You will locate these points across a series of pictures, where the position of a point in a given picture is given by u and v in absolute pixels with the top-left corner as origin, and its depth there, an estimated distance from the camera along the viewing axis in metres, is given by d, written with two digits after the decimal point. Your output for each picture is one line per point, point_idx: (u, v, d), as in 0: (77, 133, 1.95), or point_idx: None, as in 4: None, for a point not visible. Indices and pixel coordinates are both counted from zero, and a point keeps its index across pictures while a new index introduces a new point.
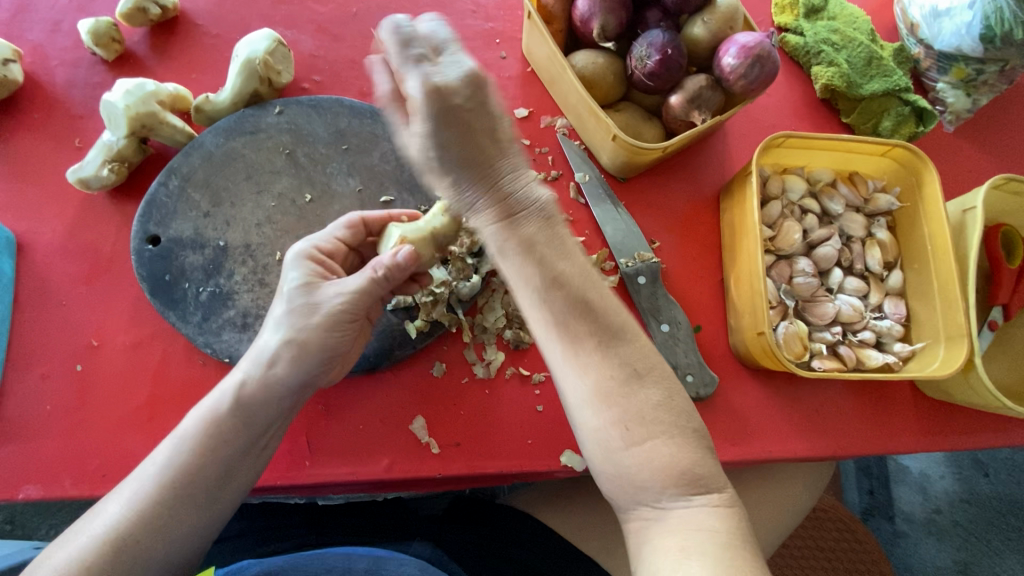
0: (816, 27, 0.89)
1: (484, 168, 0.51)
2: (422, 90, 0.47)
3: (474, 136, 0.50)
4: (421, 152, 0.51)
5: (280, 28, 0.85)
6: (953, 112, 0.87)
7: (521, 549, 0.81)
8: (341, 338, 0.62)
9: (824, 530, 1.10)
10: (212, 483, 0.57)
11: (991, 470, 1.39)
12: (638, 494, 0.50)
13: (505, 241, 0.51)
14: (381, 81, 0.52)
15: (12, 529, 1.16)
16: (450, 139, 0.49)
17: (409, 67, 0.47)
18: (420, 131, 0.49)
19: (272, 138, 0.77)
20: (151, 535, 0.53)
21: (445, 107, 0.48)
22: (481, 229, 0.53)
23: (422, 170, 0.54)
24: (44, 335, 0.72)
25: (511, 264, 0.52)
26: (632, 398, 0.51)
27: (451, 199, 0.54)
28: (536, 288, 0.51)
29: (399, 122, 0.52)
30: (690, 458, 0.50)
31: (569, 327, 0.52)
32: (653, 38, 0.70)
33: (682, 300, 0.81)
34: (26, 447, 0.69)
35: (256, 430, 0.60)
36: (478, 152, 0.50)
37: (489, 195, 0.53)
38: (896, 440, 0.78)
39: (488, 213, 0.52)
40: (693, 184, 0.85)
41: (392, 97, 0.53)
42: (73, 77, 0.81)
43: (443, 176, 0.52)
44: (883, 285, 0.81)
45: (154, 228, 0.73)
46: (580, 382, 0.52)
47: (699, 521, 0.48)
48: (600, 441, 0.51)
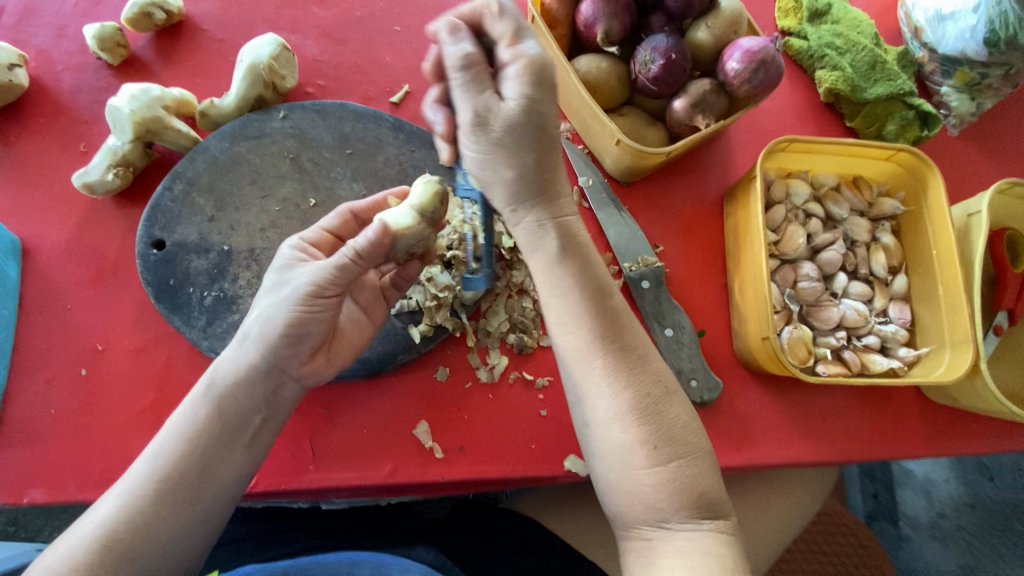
0: (820, 31, 0.89)
1: (553, 160, 0.55)
2: (528, 64, 0.50)
3: (552, 123, 0.53)
4: (511, 117, 0.51)
5: (285, 33, 0.85)
6: (957, 116, 0.88)
7: (525, 553, 0.81)
8: (312, 315, 0.60)
9: (828, 534, 1.09)
10: (194, 479, 0.56)
11: (996, 474, 1.36)
12: (647, 512, 0.51)
13: (561, 239, 0.56)
14: (457, 48, 0.51)
15: (16, 531, 1.17)
16: (542, 114, 0.52)
17: (520, 38, 0.51)
18: (516, 96, 0.51)
19: (276, 143, 0.77)
20: (140, 534, 0.53)
21: (544, 80, 0.51)
22: (542, 223, 0.57)
23: (498, 145, 0.52)
24: (49, 339, 0.73)
25: (563, 268, 0.56)
26: (661, 416, 0.52)
27: (519, 180, 0.54)
28: (588, 290, 0.55)
29: (479, 90, 0.51)
30: (705, 481, 0.52)
31: (609, 331, 0.54)
32: (658, 43, 0.70)
33: (686, 304, 0.81)
34: (30, 451, 0.69)
35: (232, 422, 0.59)
36: (554, 141, 0.54)
37: (542, 186, 0.55)
38: (901, 445, 0.78)
39: (546, 208, 0.57)
40: (697, 189, 0.85)
41: (467, 65, 0.51)
42: (79, 82, 0.81)
43: (521, 151, 0.53)
44: (888, 290, 0.81)
45: (159, 232, 0.73)
46: (612, 398, 0.52)
47: (705, 546, 0.49)
48: (621, 458, 0.52)
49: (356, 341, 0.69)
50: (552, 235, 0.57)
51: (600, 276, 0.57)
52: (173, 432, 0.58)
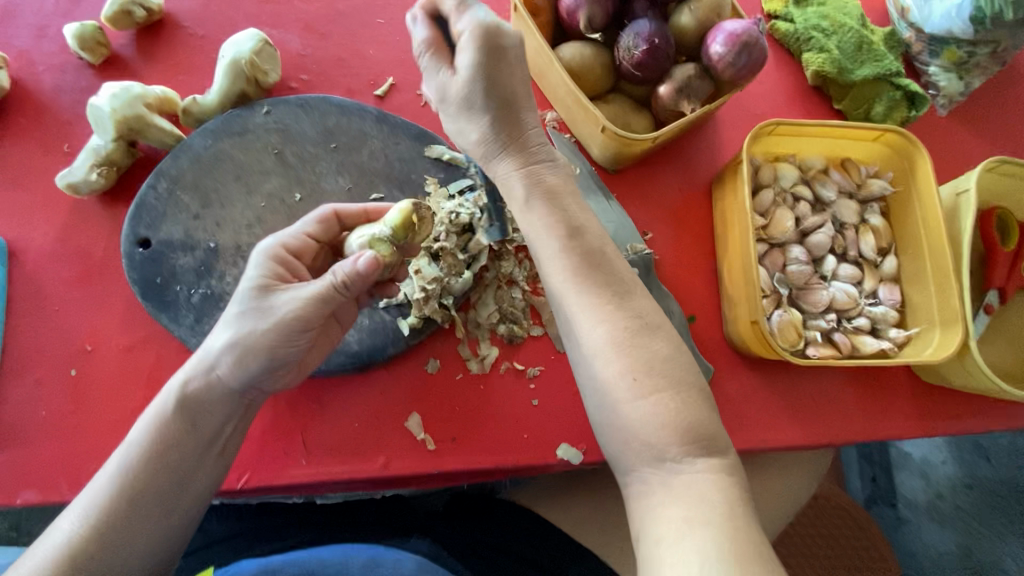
0: (806, 13, 0.88)
1: (516, 115, 0.58)
2: (476, 31, 0.53)
3: (507, 81, 0.56)
4: (461, 91, 0.56)
5: (266, 27, 0.85)
6: (946, 96, 0.87)
7: (522, 544, 0.81)
8: (293, 345, 0.60)
9: (824, 518, 1.10)
10: (169, 489, 0.57)
11: (993, 454, 1.39)
12: (642, 449, 0.51)
13: (532, 186, 0.58)
14: (416, 31, 0.57)
15: (19, 536, 1.17)
16: (491, 78, 0.55)
17: (464, 11, 0.55)
18: (465, 65, 0.54)
19: (260, 138, 0.77)
20: (108, 547, 0.55)
21: (493, 46, 0.54)
22: (513, 172, 0.58)
23: (461, 115, 0.58)
24: (38, 339, 0.73)
25: (538, 212, 0.58)
26: (641, 348, 0.52)
27: (485, 140, 0.58)
28: (561, 228, 0.56)
29: (438, 69, 0.57)
30: (695, 416, 0.51)
31: (584, 267, 0.55)
32: (640, 28, 0.70)
33: (675, 291, 0.81)
34: (23, 452, 0.69)
35: (206, 434, 0.60)
36: (512, 101, 0.57)
37: (509, 143, 0.58)
38: (894, 426, 0.78)
39: (516, 158, 0.59)
40: (685, 174, 0.85)
41: (424, 46, 0.57)
42: (60, 82, 0.81)
43: (479, 113, 0.57)
44: (878, 271, 0.80)
45: (144, 231, 0.73)
46: (593, 331, 0.53)
47: (699, 485, 0.49)
48: (609, 392, 0.52)
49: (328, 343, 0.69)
50: (520, 182, 0.58)
51: (576, 217, 0.58)
52: (132, 444, 0.58)
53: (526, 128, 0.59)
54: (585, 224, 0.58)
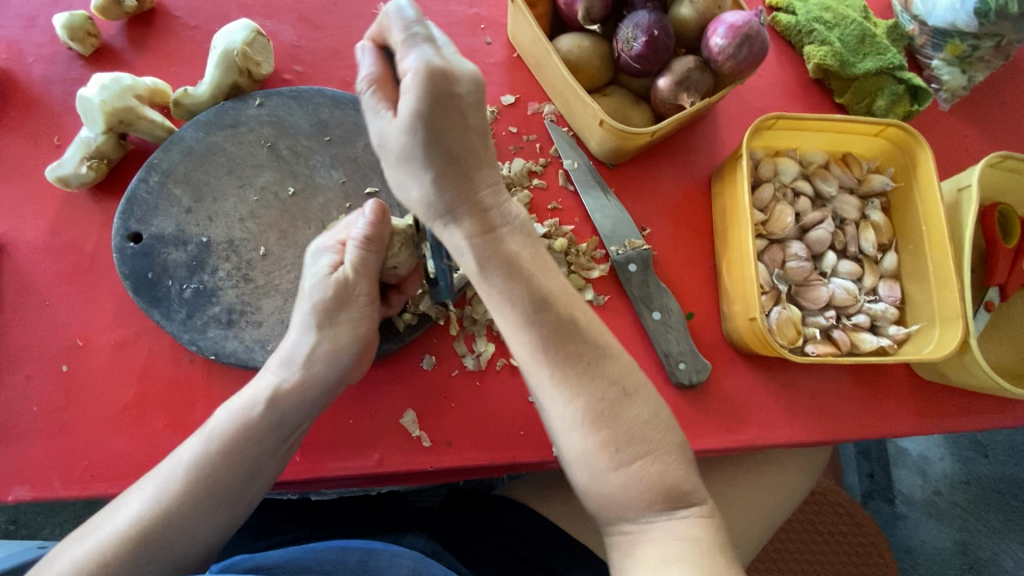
0: (808, 5, 0.87)
1: (468, 176, 0.52)
2: (422, 73, 0.48)
3: (455, 134, 0.50)
4: (406, 138, 0.50)
5: (260, 18, 0.83)
6: (948, 90, 0.86)
7: (517, 539, 0.81)
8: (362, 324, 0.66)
9: (821, 514, 1.09)
10: (240, 482, 0.62)
11: (990, 451, 1.39)
12: (619, 509, 0.53)
13: (485, 257, 0.54)
14: (363, 68, 0.52)
15: (17, 530, 1.17)
16: (436, 129, 0.49)
17: (411, 47, 0.49)
18: (408, 110, 0.48)
19: (253, 131, 0.76)
20: (173, 531, 0.59)
21: (440, 93, 0.48)
22: (465, 243, 0.54)
23: (402, 161, 0.52)
24: (29, 334, 0.72)
25: (494, 284, 0.54)
26: (618, 419, 0.53)
27: (427, 198, 0.53)
28: (525, 303, 0.54)
29: (376, 111, 0.51)
30: (673, 476, 0.53)
31: (552, 342, 0.54)
32: (639, 19, 0.69)
33: (674, 287, 0.80)
34: (14, 448, 0.68)
35: (285, 431, 0.64)
36: (461, 156, 0.51)
37: (456, 206, 0.53)
38: (893, 422, 0.77)
39: (469, 225, 0.53)
40: (684, 169, 0.84)
41: (369, 85, 0.52)
42: (50, 73, 0.80)
43: (421, 166, 0.51)
44: (878, 267, 0.80)
45: (135, 225, 0.72)
46: (567, 407, 0.54)
47: (680, 533, 0.51)
48: (585, 461, 0.54)
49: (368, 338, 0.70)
50: (472, 252, 0.54)
51: (541, 286, 0.55)
52: (212, 437, 0.62)
53: (479, 191, 0.53)
54: (551, 288, 0.56)
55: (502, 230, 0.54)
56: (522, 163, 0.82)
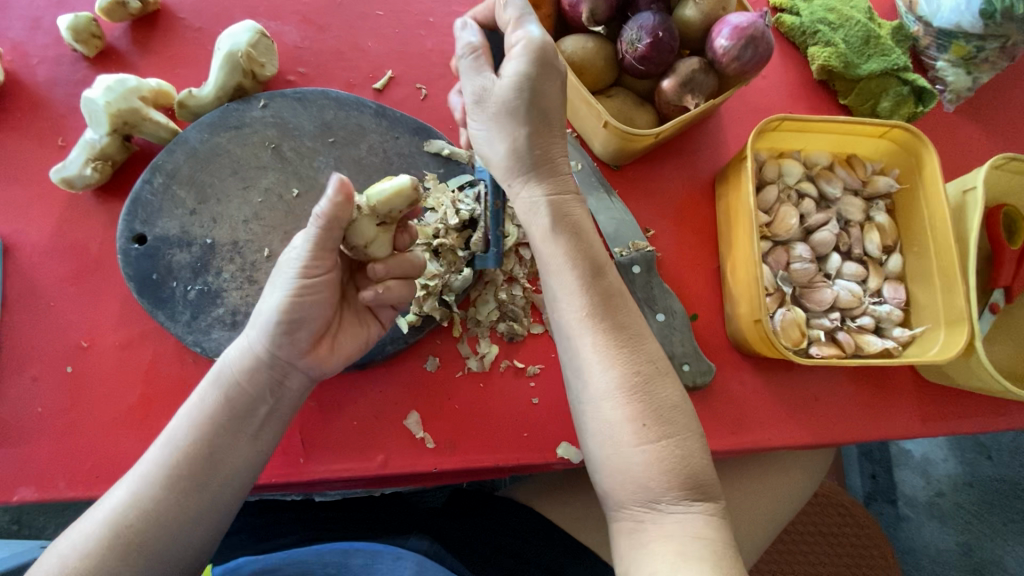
0: (812, 6, 0.87)
1: (548, 140, 0.59)
2: (528, 44, 0.56)
3: (548, 101, 0.58)
4: (505, 96, 0.57)
5: (264, 20, 0.83)
6: (953, 91, 0.85)
7: (522, 540, 0.80)
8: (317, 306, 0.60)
9: (824, 515, 1.09)
10: (204, 468, 0.58)
11: (994, 452, 1.39)
12: (638, 491, 0.52)
13: (557, 213, 0.59)
14: (467, 38, 0.60)
15: (20, 529, 1.17)
16: (536, 93, 0.57)
17: (521, 23, 0.57)
18: (513, 72, 0.56)
19: (257, 133, 0.76)
20: (143, 526, 0.55)
21: (544, 61, 0.56)
22: (537, 200, 0.60)
23: (495, 119, 0.59)
24: (33, 335, 0.72)
25: (558, 243, 0.58)
26: (652, 395, 0.54)
27: (512, 154, 0.59)
28: (583, 265, 0.57)
29: (479, 73, 0.59)
30: (694, 463, 0.53)
31: (602, 309, 0.56)
32: (644, 21, 0.69)
33: (678, 289, 0.80)
34: (19, 449, 0.68)
35: (245, 414, 0.61)
36: (548, 122, 0.59)
37: (539, 163, 0.59)
38: (897, 424, 0.77)
39: (544, 183, 0.60)
40: (688, 170, 0.84)
41: (470, 51, 0.59)
42: (54, 75, 0.80)
43: (514, 124, 0.58)
44: (882, 269, 0.79)
45: (139, 227, 0.72)
46: (605, 374, 0.54)
47: (695, 528, 0.51)
48: (613, 435, 0.54)
49: (361, 337, 0.67)
50: (546, 209, 0.59)
51: (598, 258, 0.59)
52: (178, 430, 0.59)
53: (554, 156, 0.60)
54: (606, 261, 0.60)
55: (569, 195, 0.60)
56: None
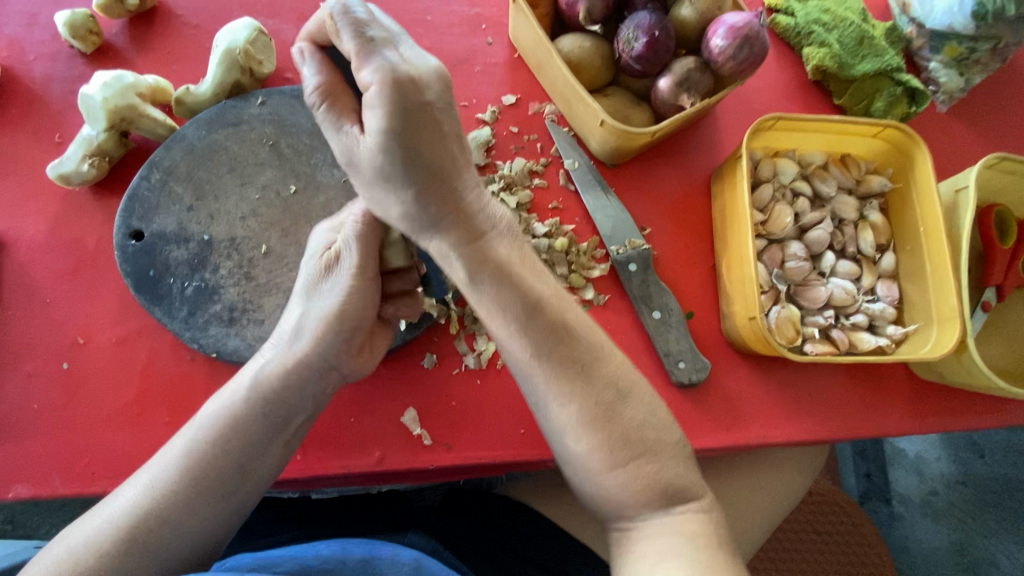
0: (807, 7, 0.88)
1: (448, 186, 0.50)
2: (384, 90, 0.45)
3: (430, 153, 0.48)
4: (372, 157, 0.48)
5: (262, 17, 0.84)
6: (946, 92, 0.87)
7: (520, 538, 0.81)
8: (361, 309, 0.61)
9: (819, 513, 1.10)
10: (230, 474, 0.59)
11: (987, 451, 1.40)
12: (619, 505, 0.55)
13: (474, 267, 0.52)
14: (308, 78, 0.51)
15: (13, 529, 1.17)
16: (410, 148, 0.47)
17: (366, 57, 0.46)
18: (375, 132, 0.47)
19: (254, 130, 0.76)
20: (168, 529, 0.56)
21: (410, 107, 0.46)
22: (447, 253, 0.53)
23: (373, 182, 0.51)
24: (29, 331, 0.72)
25: (484, 292, 0.53)
26: (613, 422, 0.54)
27: (409, 213, 0.52)
28: (512, 312, 0.53)
29: (342, 129, 0.51)
30: (671, 473, 0.55)
31: (545, 347, 0.54)
32: (640, 20, 0.69)
33: (674, 286, 0.80)
34: (14, 446, 0.68)
35: (277, 417, 0.61)
36: (441, 171, 0.49)
37: (441, 218, 0.51)
38: (891, 421, 0.78)
39: (457, 235, 0.52)
40: (685, 169, 0.84)
41: (320, 96, 0.51)
42: (51, 71, 0.80)
43: (396, 186, 0.50)
44: (876, 268, 0.80)
45: (136, 223, 0.72)
46: (562, 409, 0.55)
47: (680, 529, 0.53)
48: (582, 463, 0.55)
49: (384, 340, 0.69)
50: (460, 262, 0.52)
51: (533, 293, 0.54)
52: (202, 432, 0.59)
53: (461, 197, 0.51)
54: (545, 291, 0.55)
55: (486, 236, 0.53)
56: (522, 162, 0.82)
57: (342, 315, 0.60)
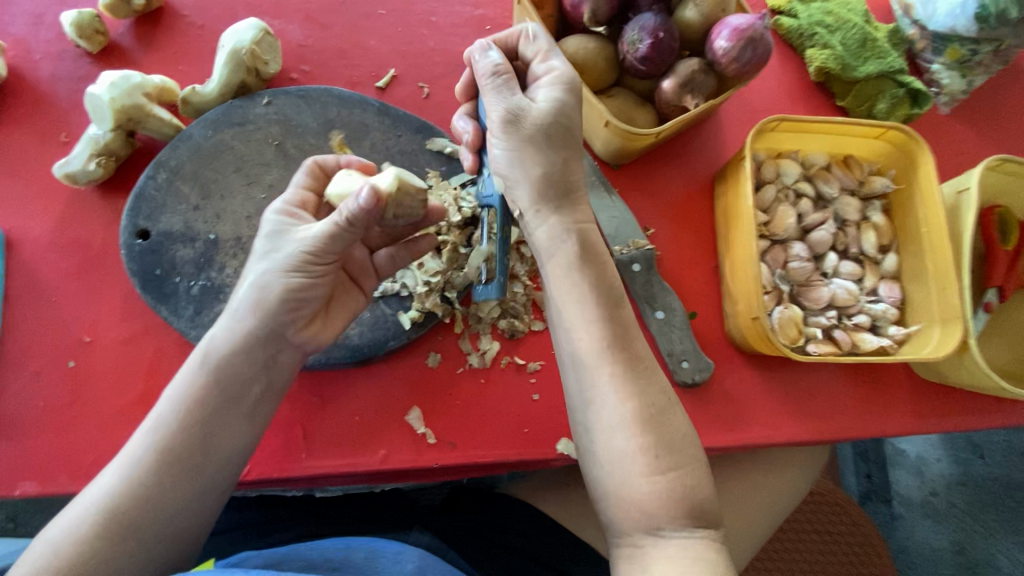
0: (810, 9, 0.88)
1: (573, 163, 0.62)
2: (560, 77, 0.61)
3: (575, 125, 0.62)
4: (541, 118, 0.59)
5: (267, 18, 0.84)
6: (948, 94, 0.87)
7: (522, 537, 0.81)
8: (312, 280, 0.62)
9: (820, 513, 1.10)
10: (196, 449, 0.58)
11: (987, 452, 1.40)
12: (642, 517, 0.53)
13: (580, 238, 0.61)
14: (492, 58, 0.62)
15: (15, 527, 1.17)
16: (568, 119, 0.61)
17: (550, 54, 0.62)
18: (547, 99, 0.60)
19: (260, 129, 0.76)
20: (139, 507, 0.56)
21: (574, 89, 0.62)
22: (565, 227, 0.61)
23: (528, 142, 0.60)
24: (35, 330, 0.72)
25: (581, 274, 0.60)
26: (663, 426, 0.55)
27: (544, 180, 0.61)
28: (604, 297, 0.59)
29: (511, 95, 0.61)
30: (700, 492, 0.54)
31: (619, 339, 0.58)
32: (645, 22, 0.70)
33: (676, 287, 0.81)
34: (21, 444, 0.69)
35: (232, 391, 0.61)
36: (574, 145, 0.62)
37: (566, 192, 0.62)
38: (893, 422, 0.78)
39: (566, 212, 0.62)
40: (688, 171, 0.85)
41: (498, 72, 0.61)
42: (57, 70, 0.80)
43: (547, 148, 0.60)
44: (878, 269, 0.80)
45: (143, 222, 0.72)
46: (618, 404, 0.55)
47: (697, 553, 0.51)
48: (620, 462, 0.55)
49: (352, 306, 0.70)
50: (572, 239, 0.61)
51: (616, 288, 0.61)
52: (165, 411, 0.59)
53: (577, 180, 0.63)
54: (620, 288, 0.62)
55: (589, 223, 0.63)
56: None
57: (287, 286, 0.60)
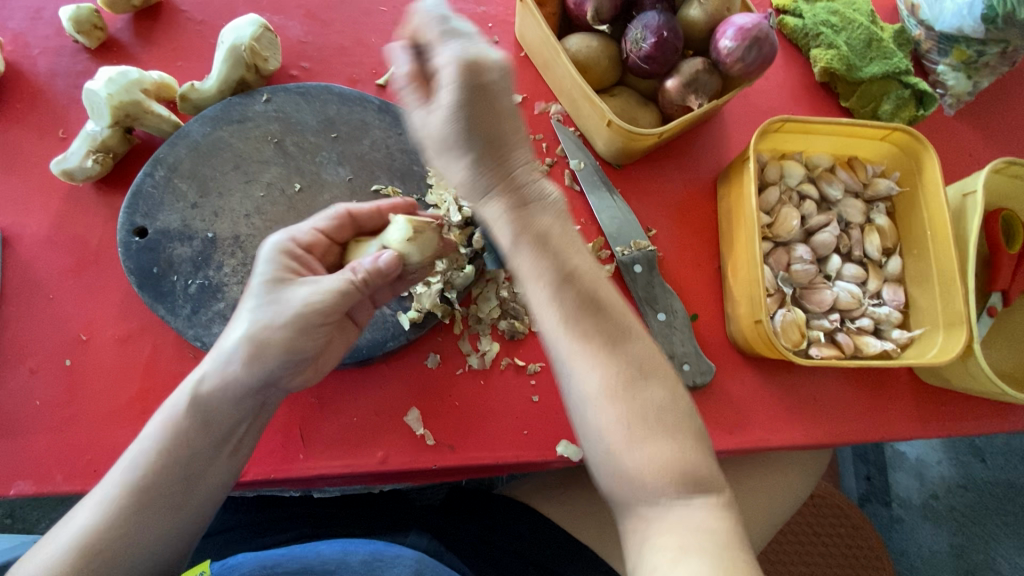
0: (816, 8, 0.87)
1: (505, 154, 0.55)
2: (455, 66, 0.50)
3: (490, 121, 0.53)
4: (440, 126, 0.53)
5: (267, 14, 0.83)
6: (954, 95, 0.86)
7: (521, 539, 0.81)
8: (310, 340, 0.60)
9: (820, 516, 1.09)
10: (178, 489, 0.58)
11: (988, 455, 1.40)
12: (635, 491, 0.50)
13: (519, 229, 0.54)
14: (398, 65, 0.55)
15: (13, 523, 1.17)
16: (475, 118, 0.52)
17: (446, 40, 0.51)
18: (445, 100, 0.52)
19: (259, 127, 0.75)
20: (116, 542, 0.55)
21: (477, 84, 0.51)
22: (499, 214, 0.55)
23: (441, 153, 0.56)
24: (31, 327, 0.72)
25: (523, 255, 0.54)
26: (638, 396, 0.51)
27: (467, 185, 0.56)
28: (551, 275, 0.53)
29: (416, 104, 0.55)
30: (693, 460, 0.50)
31: (577, 314, 0.53)
32: (649, 21, 0.69)
33: (678, 289, 0.80)
34: (17, 443, 0.68)
35: (219, 433, 0.60)
36: (497, 140, 0.54)
37: (496, 182, 0.55)
38: (895, 426, 0.78)
39: (504, 199, 0.55)
40: (690, 171, 0.84)
41: (406, 80, 0.55)
42: (55, 66, 0.79)
43: (459, 156, 0.55)
44: (882, 272, 0.80)
45: (140, 220, 0.72)
46: (589, 376, 0.52)
47: (699, 522, 0.48)
48: (602, 439, 0.51)
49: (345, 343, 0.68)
50: (508, 225, 0.55)
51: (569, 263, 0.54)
52: (146, 446, 0.58)
53: (515, 169, 0.56)
54: (580, 262, 0.55)
55: (531, 204, 0.55)
56: None
57: (285, 344, 0.58)
